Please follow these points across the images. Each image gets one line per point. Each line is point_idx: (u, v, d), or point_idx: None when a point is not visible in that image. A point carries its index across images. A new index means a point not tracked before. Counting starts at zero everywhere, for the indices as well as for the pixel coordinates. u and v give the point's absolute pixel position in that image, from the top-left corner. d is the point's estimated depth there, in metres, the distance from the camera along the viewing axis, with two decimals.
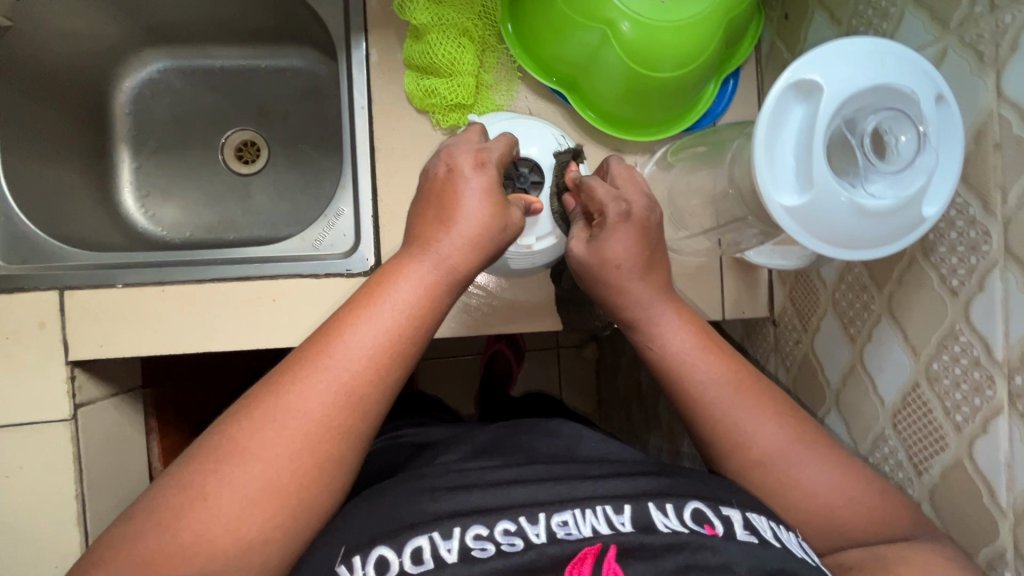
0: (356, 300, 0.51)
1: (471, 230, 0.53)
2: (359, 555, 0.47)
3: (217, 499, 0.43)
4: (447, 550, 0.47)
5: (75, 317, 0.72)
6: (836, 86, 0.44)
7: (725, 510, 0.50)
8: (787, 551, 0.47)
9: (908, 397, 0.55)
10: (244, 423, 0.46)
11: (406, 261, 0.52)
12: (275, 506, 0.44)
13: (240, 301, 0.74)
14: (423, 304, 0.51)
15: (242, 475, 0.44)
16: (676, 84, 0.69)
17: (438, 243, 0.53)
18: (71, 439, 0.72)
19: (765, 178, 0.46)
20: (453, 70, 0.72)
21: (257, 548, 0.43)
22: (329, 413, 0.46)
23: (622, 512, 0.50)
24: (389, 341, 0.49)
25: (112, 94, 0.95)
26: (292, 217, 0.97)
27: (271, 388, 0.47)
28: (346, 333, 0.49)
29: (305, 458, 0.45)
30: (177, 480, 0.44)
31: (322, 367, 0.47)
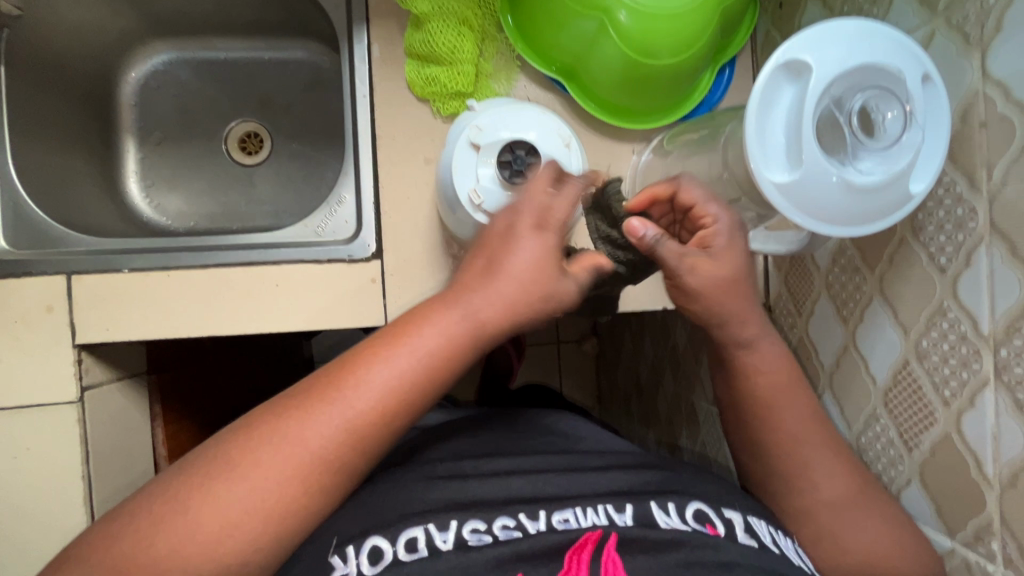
0: (375, 342, 0.51)
1: (514, 293, 0.50)
2: (353, 545, 0.50)
3: (201, 515, 0.45)
4: (443, 540, 0.50)
5: (82, 301, 0.73)
6: (824, 66, 0.45)
7: (727, 512, 0.55)
8: (783, 556, 0.53)
9: (899, 374, 0.57)
10: (243, 441, 0.48)
11: (437, 309, 0.51)
12: (258, 529, 0.46)
13: (245, 287, 0.75)
14: (439, 357, 0.50)
15: (235, 488, 0.46)
16: (673, 72, 0.70)
17: (472, 296, 0.50)
18: (78, 421, 0.74)
19: (755, 155, 0.47)
20: (453, 58, 0.73)
21: (234, 565, 0.45)
22: (328, 444, 0.48)
23: (622, 510, 0.54)
24: (396, 389, 0.49)
25: (118, 85, 0.97)
26: (294, 207, 0.98)
27: (281, 409, 0.49)
28: (356, 374, 0.49)
29: (295, 487, 0.47)
30: (176, 477, 0.47)
31: (328, 402, 0.49)
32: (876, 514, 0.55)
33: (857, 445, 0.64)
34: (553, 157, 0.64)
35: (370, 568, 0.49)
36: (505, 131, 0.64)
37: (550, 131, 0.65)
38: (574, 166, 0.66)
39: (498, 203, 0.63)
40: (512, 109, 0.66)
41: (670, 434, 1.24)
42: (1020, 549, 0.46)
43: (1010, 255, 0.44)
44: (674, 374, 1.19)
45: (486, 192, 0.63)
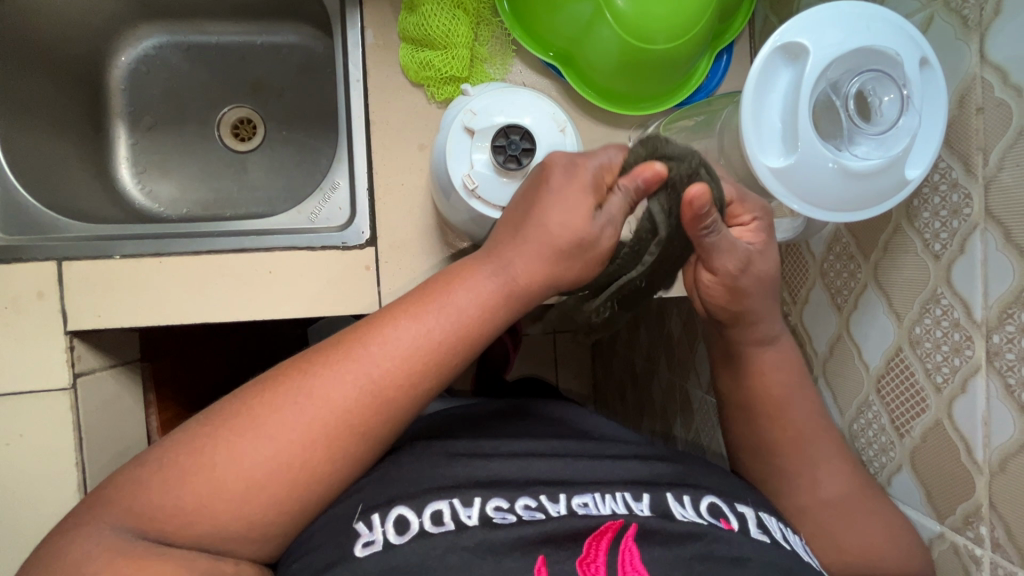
0: (406, 306, 0.51)
1: (558, 244, 0.50)
2: (379, 513, 0.50)
3: (228, 471, 0.45)
4: (468, 517, 0.50)
5: (74, 287, 0.73)
6: (821, 49, 0.45)
7: (740, 508, 0.56)
8: (794, 553, 0.53)
9: (891, 361, 0.57)
10: (266, 399, 0.47)
11: (473, 271, 0.52)
12: (284, 487, 0.46)
13: (237, 274, 0.75)
14: (473, 322, 0.50)
15: (256, 451, 0.46)
16: (669, 57, 0.69)
17: (510, 258, 0.51)
18: (71, 408, 0.73)
19: (751, 139, 0.47)
20: (448, 42, 0.72)
21: (259, 522, 0.46)
22: (350, 409, 0.47)
23: (640, 500, 0.54)
24: (427, 353, 0.49)
25: (107, 69, 0.95)
26: (288, 194, 0.97)
27: (303, 372, 0.49)
28: (386, 338, 0.49)
29: (320, 447, 0.47)
30: (196, 435, 0.46)
31: (357, 363, 0.48)
32: (869, 507, 0.57)
33: (850, 432, 0.64)
34: (547, 142, 0.64)
35: (397, 538, 0.48)
36: (499, 116, 0.64)
37: (545, 116, 0.65)
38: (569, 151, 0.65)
39: (491, 188, 0.63)
40: (505, 93, 0.65)
41: (664, 422, 1.25)
42: (1010, 534, 0.47)
43: (1004, 240, 0.44)
44: (669, 362, 1.20)
45: (480, 177, 0.63)
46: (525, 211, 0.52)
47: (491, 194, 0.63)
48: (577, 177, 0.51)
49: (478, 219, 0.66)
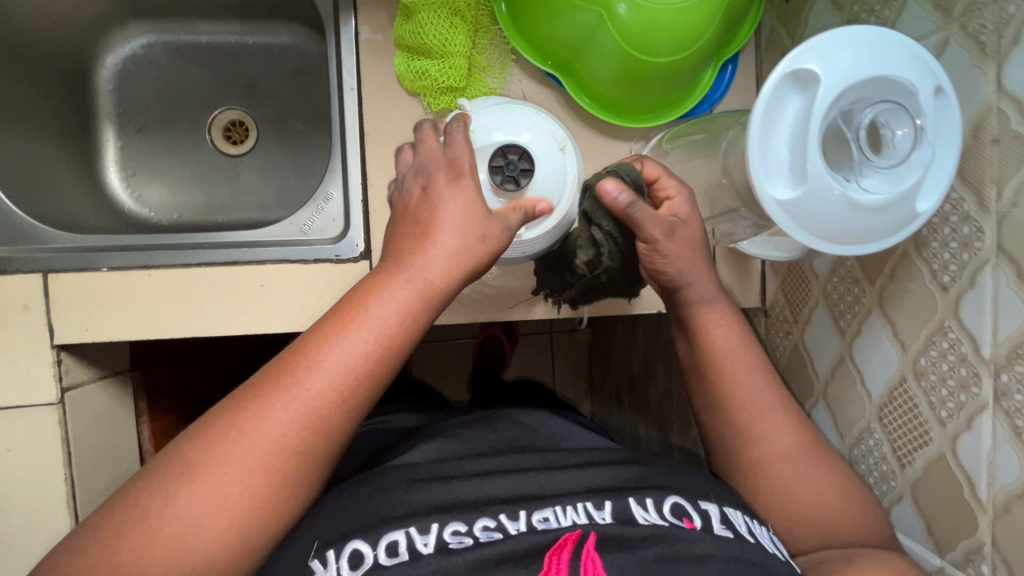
0: (325, 326, 0.49)
1: (457, 243, 0.51)
2: (335, 549, 0.49)
3: (164, 520, 0.44)
4: (424, 544, 0.49)
5: (61, 301, 0.71)
6: (833, 77, 0.43)
7: (703, 504, 0.54)
8: (758, 546, 0.51)
9: (895, 391, 0.56)
10: (200, 441, 0.46)
11: (383, 279, 0.50)
12: (224, 525, 0.45)
13: (228, 287, 0.73)
14: (397, 333, 0.49)
15: (195, 489, 0.44)
16: (672, 70, 0.67)
17: (415, 258, 0.50)
18: (59, 423, 0.72)
19: (758, 167, 0.45)
20: (445, 51, 0.70)
21: (204, 565, 0.44)
22: (286, 431, 0.46)
23: (602, 508, 0.53)
24: (357, 370, 0.48)
25: (94, 70, 0.92)
26: (282, 199, 0.95)
27: (234, 405, 0.47)
28: (312, 361, 0.47)
29: (258, 479, 0.45)
30: (136, 488, 0.45)
31: (285, 389, 0.47)
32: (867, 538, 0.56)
33: (849, 456, 0.63)
34: (546, 161, 0.62)
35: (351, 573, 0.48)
36: (498, 133, 0.62)
37: (544, 134, 0.63)
38: (569, 169, 0.63)
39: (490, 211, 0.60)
40: (502, 111, 0.63)
41: (661, 428, 1.24)
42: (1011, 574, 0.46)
43: (1017, 278, 0.43)
44: (667, 369, 1.19)
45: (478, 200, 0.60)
46: (416, 223, 0.52)
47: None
48: (458, 184, 0.53)
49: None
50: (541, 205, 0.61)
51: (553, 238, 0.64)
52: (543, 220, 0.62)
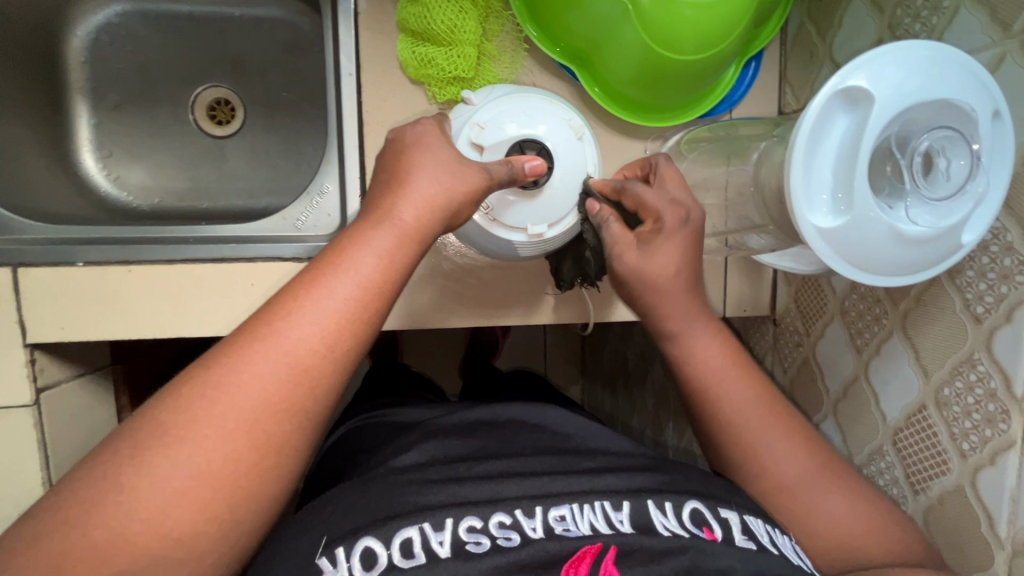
0: (301, 277, 0.44)
1: (438, 193, 0.47)
2: (343, 546, 0.42)
3: (134, 494, 0.36)
4: (440, 544, 0.43)
5: (33, 297, 0.66)
6: (887, 97, 0.39)
7: (722, 512, 0.48)
8: (783, 558, 0.45)
9: (913, 416, 0.54)
10: (171, 402, 0.39)
11: (364, 229, 0.45)
12: (207, 494, 0.38)
13: (216, 284, 0.68)
14: (385, 275, 0.44)
15: (166, 460, 0.37)
16: (695, 68, 0.62)
17: (395, 208, 0.46)
18: (35, 425, 0.68)
19: (798, 191, 0.42)
20: (453, 38, 0.65)
21: (187, 543, 0.37)
22: (271, 390, 0.40)
23: (620, 509, 0.47)
24: (345, 315, 0.42)
25: (62, 39, 0.84)
26: (271, 185, 0.90)
27: (207, 364, 0.40)
28: (291, 310, 0.42)
29: (243, 441, 0.39)
30: (90, 470, 0.37)
31: (265, 342, 0.41)
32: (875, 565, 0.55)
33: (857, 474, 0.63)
34: (565, 154, 0.58)
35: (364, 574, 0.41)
36: (511, 126, 0.57)
37: (559, 122, 0.59)
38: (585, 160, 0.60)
39: (510, 211, 0.58)
40: (509, 101, 0.59)
41: (655, 423, 1.23)
42: None
43: None
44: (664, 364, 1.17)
45: (498, 202, 0.57)
46: (388, 180, 0.48)
47: (510, 217, 0.58)
48: (428, 145, 0.49)
49: (496, 247, 0.61)
50: (536, 164, 0.54)
51: (571, 232, 0.62)
52: (563, 216, 0.60)
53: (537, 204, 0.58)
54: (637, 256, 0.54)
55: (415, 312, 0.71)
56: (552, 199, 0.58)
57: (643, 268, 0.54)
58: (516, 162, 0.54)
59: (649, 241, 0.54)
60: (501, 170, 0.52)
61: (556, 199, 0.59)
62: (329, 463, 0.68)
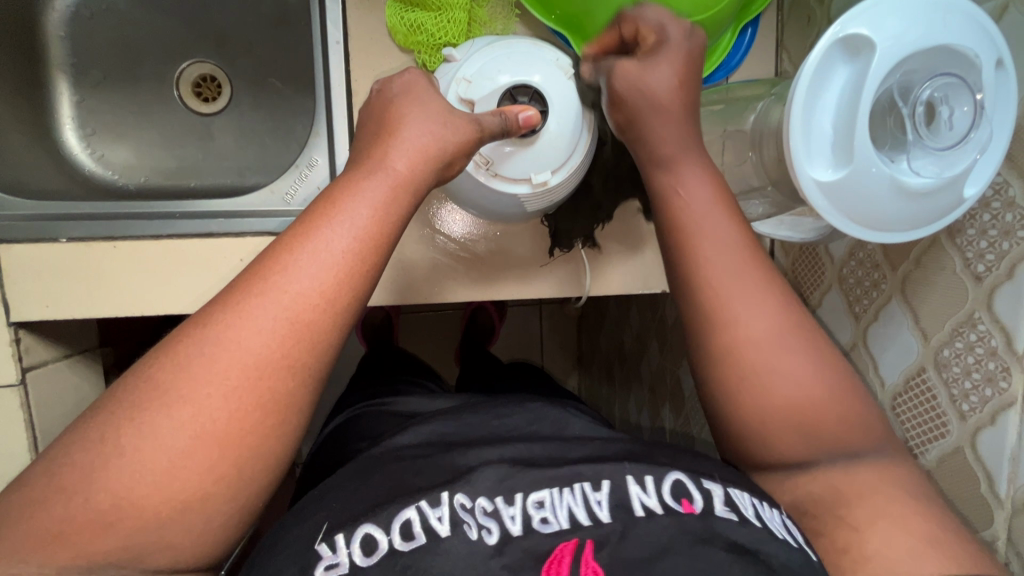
0: (293, 230, 0.43)
1: (428, 141, 0.47)
2: (343, 533, 0.42)
3: (138, 457, 0.36)
4: (438, 521, 0.42)
5: (15, 274, 0.64)
6: (888, 45, 0.38)
7: (705, 484, 0.46)
8: (767, 532, 0.43)
9: (911, 380, 0.54)
10: (168, 363, 0.38)
11: (356, 182, 0.44)
12: (214, 454, 0.37)
13: (206, 259, 0.67)
14: (380, 228, 0.43)
15: (168, 422, 0.36)
16: (694, 27, 0.59)
17: (386, 160, 0.45)
18: (23, 405, 0.67)
19: (798, 146, 0.41)
20: (442, 2, 0.63)
21: (196, 505, 0.36)
22: (271, 346, 0.39)
23: (599, 490, 0.45)
24: (342, 268, 0.42)
25: (42, 13, 0.81)
26: (259, 163, 0.88)
27: (201, 323, 0.40)
28: (287, 264, 0.41)
29: (248, 400, 0.38)
30: (85, 433, 0.37)
31: (262, 297, 0.40)
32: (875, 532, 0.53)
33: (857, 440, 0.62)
34: (560, 100, 0.57)
35: (364, 560, 0.41)
36: (502, 76, 0.56)
37: (551, 66, 0.57)
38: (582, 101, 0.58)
39: (508, 163, 0.57)
40: (498, 50, 0.57)
41: (652, 404, 1.23)
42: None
43: None
44: (661, 344, 1.16)
45: (494, 153, 0.56)
46: (376, 132, 0.48)
47: (510, 169, 0.57)
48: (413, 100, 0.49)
49: (501, 203, 0.60)
50: (528, 114, 0.54)
51: (577, 178, 0.60)
52: (567, 162, 0.58)
53: (536, 151, 0.57)
54: (635, 65, 0.50)
55: (410, 284, 0.70)
56: (553, 146, 0.57)
57: (639, 86, 0.50)
58: (509, 113, 0.53)
59: (648, 56, 0.50)
60: (492, 122, 0.52)
61: (555, 143, 0.57)
62: (330, 448, 0.69)
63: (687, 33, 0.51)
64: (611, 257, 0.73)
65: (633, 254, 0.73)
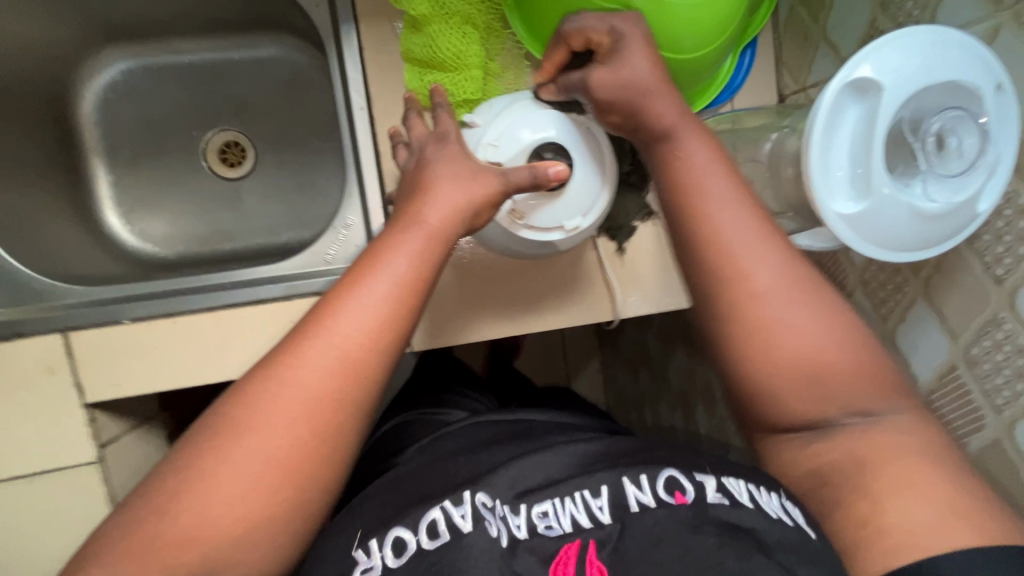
0: (343, 280, 0.49)
1: (459, 197, 0.52)
2: (376, 538, 0.45)
3: (216, 481, 0.42)
4: (461, 518, 0.45)
5: (85, 360, 0.69)
6: (894, 87, 0.42)
7: (699, 476, 0.47)
8: (760, 513, 0.45)
9: (944, 377, 0.57)
10: (239, 400, 0.45)
11: (397, 234, 0.50)
12: (279, 479, 0.43)
13: (258, 325, 0.70)
14: (416, 276, 0.49)
15: (242, 450, 0.43)
16: (697, 60, 0.63)
17: (421, 213, 0.51)
18: (103, 480, 0.71)
19: (818, 183, 0.45)
20: (459, 63, 0.66)
21: (263, 523, 0.42)
22: (324, 384, 0.45)
23: (599, 495, 0.47)
24: (385, 313, 0.47)
25: (74, 102, 0.86)
26: (290, 221, 0.92)
27: (266, 365, 0.46)
28: (336, 310, 0.47)
29: (307, 430, 0.44)
30: (174, 463, 0.43)
31: (316, 341, 0.46)
32: None
33: None
34: (584, 149, 0.60)
35: (395, 561, 0.44)
36: (527, 135, 0.59)
37: (571, 121, 0.60)
38: (603, 148, 0.62)
39: (540, 213, 0.60)
40: (519, 111, 0.60)
41: (684, 406, 1.24)
42: None
43: None
44: (688, 347, 1.18)
45: (524, 205, 0.60)
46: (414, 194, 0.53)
47: (542, 218, 0.61)
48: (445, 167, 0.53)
49: (532, 246, 0.63)
50: (558, 169, 0.56)
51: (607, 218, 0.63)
52: (597, 205, 0.61)
53: (565, 200, 0.60)
54: (605, 72, 0.52)
55: (448, 322, 0.73)
56: (583, 193, 0.60)
57: (620, 78, 0.51)
58: (539, 167, 0.55)
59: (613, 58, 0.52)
60: (522, 177, 0.55)
61: (581, 190, 0.60)
62: (361, 466, 0.74)
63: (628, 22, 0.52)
64: (639, 281, 0.75)
65: (659, 275, 0.75)
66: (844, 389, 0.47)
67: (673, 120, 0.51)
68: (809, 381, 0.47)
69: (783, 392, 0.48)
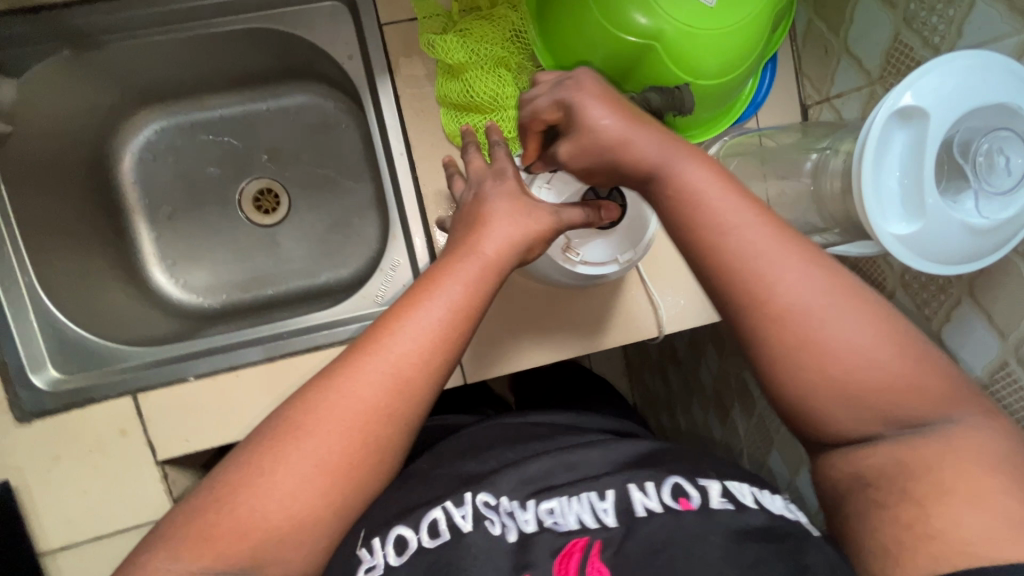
0: (401, 301, 0.51)
1: (515, 232, 0.53)
2: (379, 536, 0.51)
3: (274, 478, 0.44)
4: (462, 519, 0.50)
5: (154, 419, 0.71)
6: (939, 114, 0.44)
7: (702, 481, 0.51)
8: (764, 513, 0.49)
9: (995, 373, 0.58)
10: (299, 404, 0.47)
11: (453, 262, 0.52)
12: (328, 483, 0.45)
13: (318, 372, 0.73)
14: (468, 305, 0.50)
15: (299, 451, 0.45)
16: (723, 84, 0.65)
17: (479, 244, 0.52)
18: None
19: (872, 205, 0.47)
20: (495, 105, 0.69)
21: (309, 522, 0.45)
22: (377, 395, 0.47)
23: (605, 498, 0.51)
24: (437, 334, 0.49)
25: (114, 165, 0.89)
26: (328, 262, 0.94)
27: (327, 372, 0.48)
28: (394, 328, 0.49)
29: (357, 439, 0.46)
30: (237, 456, 0.46)
31: (372, 354, 0.48)
32: None
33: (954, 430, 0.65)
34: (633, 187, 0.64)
35: (398, 559, 0.49)
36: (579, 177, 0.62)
37: None
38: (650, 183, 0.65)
39: (593, 248, 0.64)
40: None
41: (717, 405, 1.25)
42: None
43: None
44: (719, 349, 1.20)
45: (577, 242, 0.64)
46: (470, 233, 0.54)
47: (594, 253, 0.65)
48: (498, 205, 0.55)
49: (582, 279, 0.66)
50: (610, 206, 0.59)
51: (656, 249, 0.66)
52: (647, 236, 0.64)
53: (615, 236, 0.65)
54: (571, 148, 0.48)
55: (497, 352, 0.75)
56: (631, 227, 0.65)
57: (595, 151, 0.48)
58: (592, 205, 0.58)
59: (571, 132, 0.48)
60: (575, 215, 0.57)
61: (631, 225, 0.65)
62: None
63: (577, 81, 0.49)
64: (679, 297, 0.77)
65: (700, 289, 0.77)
66: (879, 399, 0.42)
67: (655, 168, 0.47)
68: (835, 396, 0.43)
69: (811, 402, 0.43)
